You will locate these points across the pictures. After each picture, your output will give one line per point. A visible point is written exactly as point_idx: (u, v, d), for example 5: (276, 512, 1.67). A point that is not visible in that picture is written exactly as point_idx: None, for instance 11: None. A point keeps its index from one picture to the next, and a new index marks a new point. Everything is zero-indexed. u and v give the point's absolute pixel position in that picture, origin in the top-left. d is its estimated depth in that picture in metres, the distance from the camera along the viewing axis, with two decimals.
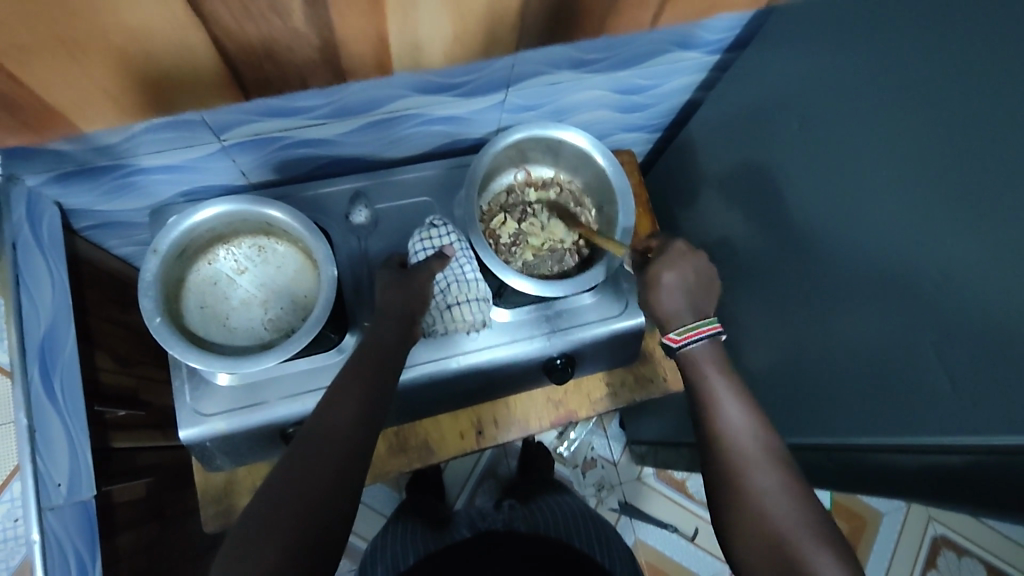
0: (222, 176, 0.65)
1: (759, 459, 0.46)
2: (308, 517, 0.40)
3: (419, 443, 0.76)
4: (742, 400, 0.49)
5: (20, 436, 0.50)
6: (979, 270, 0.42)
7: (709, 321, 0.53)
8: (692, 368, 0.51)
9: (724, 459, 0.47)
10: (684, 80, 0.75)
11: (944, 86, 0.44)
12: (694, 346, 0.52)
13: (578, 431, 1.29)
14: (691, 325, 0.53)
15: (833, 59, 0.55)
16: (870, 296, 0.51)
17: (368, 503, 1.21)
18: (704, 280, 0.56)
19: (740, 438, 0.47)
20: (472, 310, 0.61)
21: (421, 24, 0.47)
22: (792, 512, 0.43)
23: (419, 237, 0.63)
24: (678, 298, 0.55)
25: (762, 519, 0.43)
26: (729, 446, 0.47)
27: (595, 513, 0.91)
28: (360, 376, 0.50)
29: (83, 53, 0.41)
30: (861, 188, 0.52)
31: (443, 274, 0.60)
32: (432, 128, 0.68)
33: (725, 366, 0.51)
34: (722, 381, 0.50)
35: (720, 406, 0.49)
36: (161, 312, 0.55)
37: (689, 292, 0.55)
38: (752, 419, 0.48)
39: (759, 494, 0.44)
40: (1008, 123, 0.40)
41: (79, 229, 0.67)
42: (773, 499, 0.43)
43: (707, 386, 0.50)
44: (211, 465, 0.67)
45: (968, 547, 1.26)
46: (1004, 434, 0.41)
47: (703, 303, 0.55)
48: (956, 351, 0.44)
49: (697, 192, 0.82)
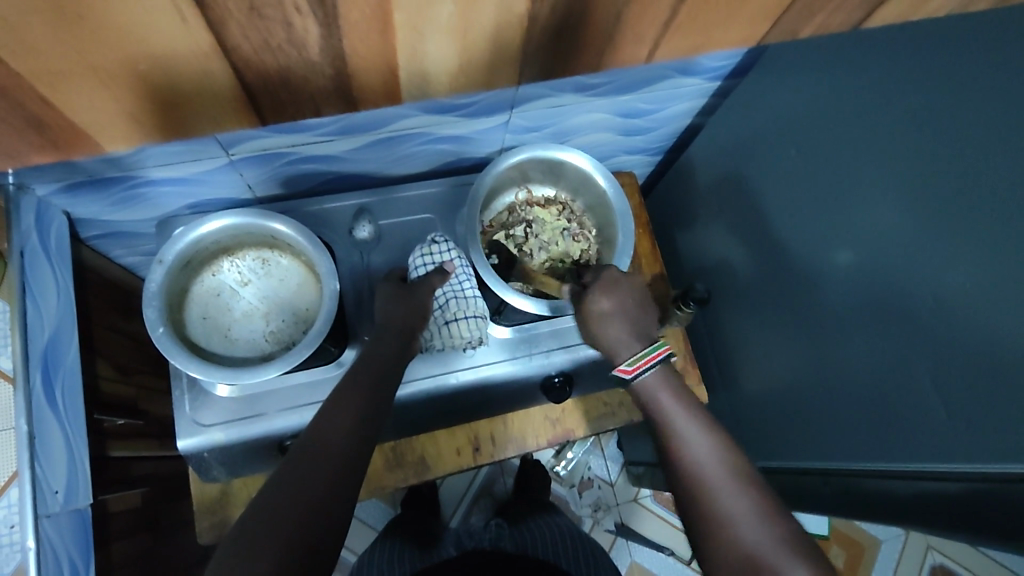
0: (230, 189, 0.66)
1: (715, 464, 0.45)
2: (303, 525, 0.40)
3: (415, 458, 0.75)
4: (698, 419, 0.48)
5: (19, 442, 0.51)
6: (978, 306, 0.42)
7: (657, 345, 0.54)
8: (648, 396, 0.52)
9: (689, 485, 0.45)
10: (685, 105, 0.76)
11: (937, 125, 0.46)
12: (646, 375, 0.52)
13: (574, 451, 1.28)
14: (641, 353, 0.54)
15: (834, 91, 0.56)
16: (867, 323, 0.52)
17: (360, 518, 1.20)
18: (639, 302, 0.59)
19: (702, 455, 0.45)
20: (469, 327, 0.61)
21: (430, 60, 0.47)
22: (761, 531, 0.40)
23: (419, 252, 0.64)
24: (617, 323, 0.57)
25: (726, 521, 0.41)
26: (689, 467, 0.45)
27: (586, 534, 0.90)
28: (358, 389, 0.50)
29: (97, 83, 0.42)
30: (857, 217, 0.53)
31: (443, 290, 0.62)
32: (436, 147, 0.69)
33: (672, 384, 0.52)
34: (670, 399, 0.50)
35: (677, 428, 0.48)
36: (164, 322, 0.55)
37: (628, 316, 0.57)
38: (711, 436, 0.47)
39: (721, 494, 0.43)
40: (1006, 162, 0.41)
41: (86, 237, 0.68)
42: (735, 499, 0.42)
43: (662, 412, 0.50)
44: (207, 476, 0.67)
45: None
46: (996, 464, 0.41)
47: (644, 326, 0.57)
48: (953, 382, 0.44)
49: (696, 215, 0.83)
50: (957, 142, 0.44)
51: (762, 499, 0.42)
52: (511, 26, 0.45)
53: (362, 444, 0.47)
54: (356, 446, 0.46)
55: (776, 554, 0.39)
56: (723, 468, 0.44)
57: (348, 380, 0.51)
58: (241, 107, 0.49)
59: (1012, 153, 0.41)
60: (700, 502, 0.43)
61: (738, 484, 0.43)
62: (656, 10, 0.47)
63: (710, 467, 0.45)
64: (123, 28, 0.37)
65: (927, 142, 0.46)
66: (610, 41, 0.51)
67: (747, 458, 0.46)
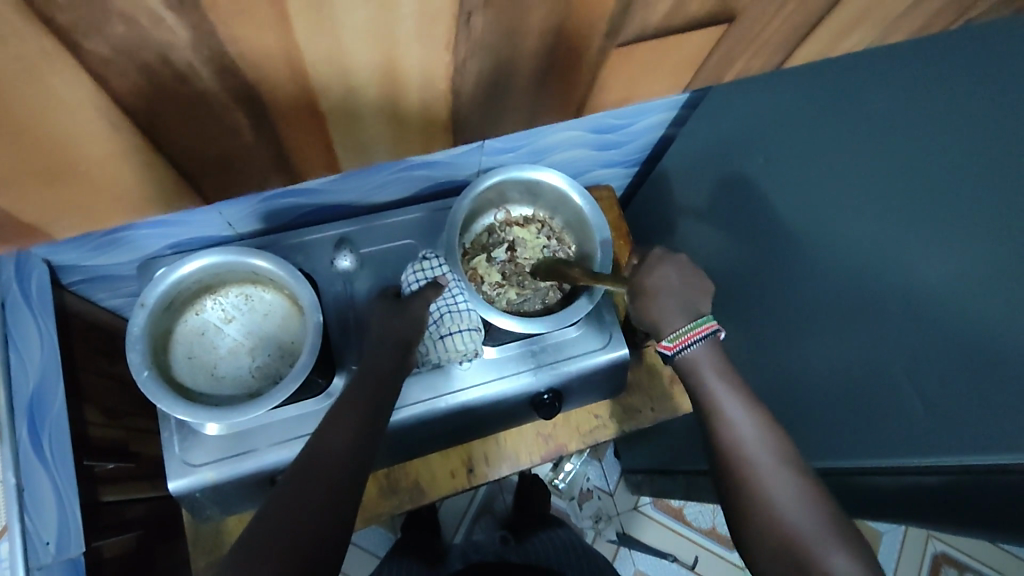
0: (210, 228, 0.67)
1: (760, 449, 0.46)
2: (307, 532, 0.41)
3: (410, 484, 0.75)
4: (743, 397, 0.50)
5: (8, 496, 0.51)
6: (946, 301, 0.43)
7: (703, 320, 0.53)
8: (690, 368, 0.52)
9: (729, 462, 0.47)
10: (656, 117, 0.78)
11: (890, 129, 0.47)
12: (691, 350, 0.52)
13: (573, 463, 1.26)
14: (684, 328, 0.53)
15: (795, 97, 0.57)
16: (844, 323, 0.53)
17: (359, 545, 1.19)
18: (689, 276, 0.57)
19: (744, 435, 0.47)
20: (465, 340, 0.63)
21: (361, 138, 0.44)
22: (803, 507, 0.42)
23: (412, 268, 0.65)
24: (668, 300, 0.55)
25: (769, 506, 0.43)
26: (732, 444, 0.47)
27: (588, 545, 0.90)
28: (358, 406, 0.51)
29: (39, 209, 0.40)
30: (827, 220, 0.54)
31: (437, 305, 0.62)
32: (413, 174, 0.70)
33: (721, 363, 0.52)
34: (718, 379, 0.51)
35: (721, 405, 0.49)
36: (149, 365, 0.55)
37: (677, 290, 0.55)
38: (755, 416, 0.48)
39: (764, 480, 0.44)
40: (959, 160, 0.42)
41: (68, 283, 0.68)
42: (779, 485, 0.44)
43: (706, 389, 0.51)
44: (201, 515, 0.66)
45: (968, 563, 1.26)
46: (977, 456, 0.42)
47: (693, 302, 0.55)
48: (929, 381, 0.45)
49: (674, 224, 0.84)
50: (911, 143, 0.45)
51: (805, 485, 0.43)
52: (431, 103, 0.42)
53: (359, 455, 0.48)
54: (354, 458, 0.47)
55: (816, 535, 0.40)
56: (769, 454, 0.46)
57: (340, 402, 0.52)
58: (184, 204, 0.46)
59: (964, 151, 0.42)
60: (745, 485, 0.45)
61: (783, 470, 0.45)
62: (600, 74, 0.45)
63: (754, 452, 0.46)
64: (51, 147, 0.35)
65: (885, 143, 0.47)
66: (544, 110, 0.48)
67: (788, 436, 0.47)
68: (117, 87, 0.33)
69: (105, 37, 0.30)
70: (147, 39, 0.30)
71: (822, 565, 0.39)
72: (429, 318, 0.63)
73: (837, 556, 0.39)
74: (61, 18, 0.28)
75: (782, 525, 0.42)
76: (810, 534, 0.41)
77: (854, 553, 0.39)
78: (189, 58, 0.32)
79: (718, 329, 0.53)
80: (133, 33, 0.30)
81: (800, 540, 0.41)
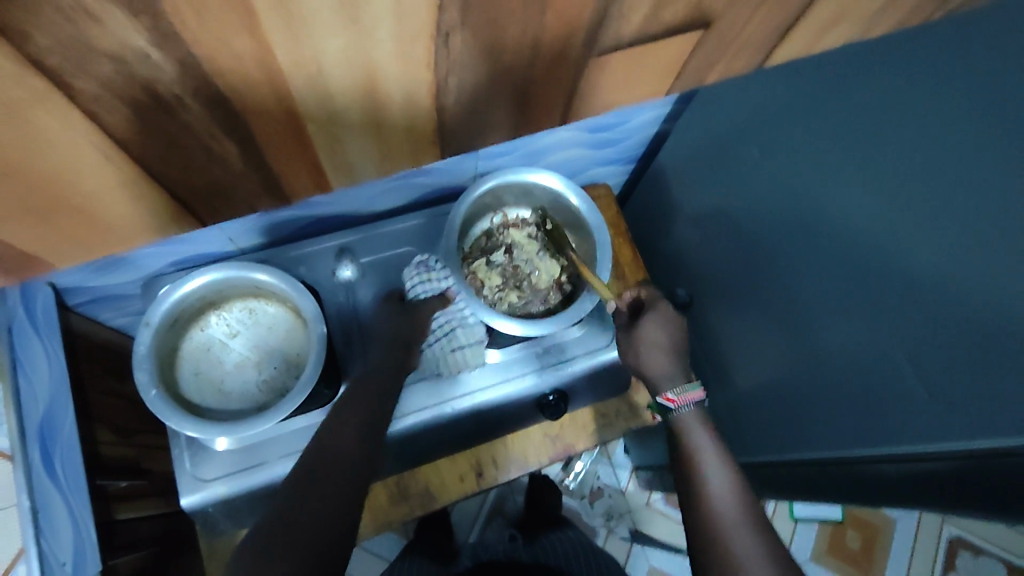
0: (211, 244, 0.67)
1: (733, 506, 0.47)
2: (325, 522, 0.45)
3: (420, 489, 0.75)
4: (724, 461, 0.51)
5: (23, 519, 0.52)
6: (948, 286, 0.43)
7: (697, 385, 0.57)
8: (677, 429, 0.55)
9: (700, 516, 0.47)
10: (651, 115, 0.78)
11: (884, 117, 0.47)
12: (687, 410, 0.55)
13: (584, 461, 1.28)
14: (683, 387, 0.56)
15: (786, 91, 0.57)
16: (848, 314, 0.53)
17: (372, 551, 1.20)
18: (683, 343, 0.61)
19: (720, 493, 0.48)
20: (472, 354, 0.65)
21: (351, 158, 0.45)
22: (762, 564, 0.42)
23: (416, 275, 0.66)
24: (662, 360, 0.59)
25: (729, 556, 0.43)
26: (709, 503, 0.48)
27: (596, 546, 0.91)
28: (361, 400, 0.55)
29: (42, 243, 0.40)
30: (827, 211, 0.54)
31: (445, 316, 0.64)
32: (410, 181, 0.70)
33: (711, 428, 0.54)
34: (708, 442, 0.52)
35: (701, 461, 0.51)
36: (157, 384, 0.56)
37: (671, 353, 0.59)
38: (733, 479, 0.49)
39: (729, 534, 0.45)
40: (955, 145, 0.42)
41: (73, 305, 0.69)
42: (742, 539, 0.44)
43: (691, 449, 0.52)
44: (215, 529, 0.67)
45: (984, 546, 1.26)
46: (983, 440, 0.42)
47: (684, 367, 0.59)
48: (935, 368, 0.45)
49: (673, 220, 0.84)
50: (905, 130, 0.45)
51: (771, 545, 0.44)
52: (420, 121, 0.42)
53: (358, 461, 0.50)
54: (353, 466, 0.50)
55: None
56: (741, 512, 0.46)
57: (344, 403, 0.55)
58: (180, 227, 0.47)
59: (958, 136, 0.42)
60: (712, 537, 0.45)
61: (750, 527, 0.45)
62: (588, 81, 0.45)
63: (726, 508, 0.47)
64: (47, 185, 0.35)
65: (880, 132, 0.47)
66: (533, 118, 0.48)
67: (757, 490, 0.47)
68: (110, 122, 0.33)
69: (96, 74, 0.30)
70: (139, 73, 0.31)
71: None
72: (438, 330, 0.64)
73: None
74: (49, 60, 0.28)
75: None
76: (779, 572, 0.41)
77: None
78: (178, 90, 0.33)
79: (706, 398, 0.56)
80: (124, 68, 0.30)
81: None
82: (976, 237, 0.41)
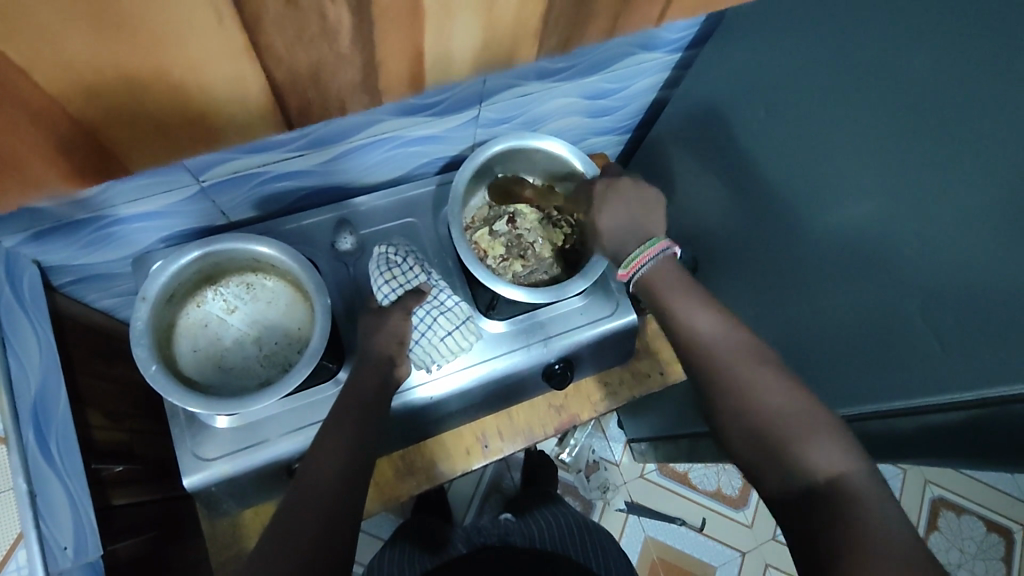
0: (203, 218, 0.65)
1: (723, 344, 0.48)
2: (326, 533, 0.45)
3: (425, 464, 0.75)
4: (697, 298, 0.51)
5: (21, 502, 0.48)
6: (951, 232, 0.44)
7: (652, 241, 0.54)
8: (646, 288, 0.53)
9: (700, 363, 0.49)
10: (648, 81, 0.77)
11: (882, 69, 0.47)
12: (642, 270, 0.53)
13: (578, 436, 1.29)
14: (634, 252, 0.54)
15: (784, 49, 0.57)
16: (854, 270, 0.53)
17: (371, 532, 1.20)
18: (641, 200, 0.58)
19: (708, 333, 0.49)
20: (464, 334, 0.62)
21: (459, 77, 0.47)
22: (773, 392, 0.45)
23: (381, 274, 0.61)
24: (625, 227, 0.56)
25: (739, 395, 0.46)
26: (701, 343, 0.49)
27: (590, 519, 0.93)
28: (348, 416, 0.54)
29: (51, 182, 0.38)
30: (828, 168, 0.54)
31: (423, 310, 0.61)
32: (408, 149, 0.69)
33: (678, 274, 0.53)
34: (677, 285, 0.52)
35: (675, 306, 0.51)
36: (156, 359, 0.54)
37: (630, 216, 0.57)
38: (714, 314, 0.50)
39: (733, 373, 0.47)
40: (952, 92, 0.42)
41: (59, 284, 0.66)
42: (746, 374, 0.46)
43: (664, 301, 0.52)
44: (217, 510, 0.65)
45: (966, 505, 1.30)
46: (993, 386, 0.42)
47: (642, 222, 0.56)
48: (942, 316, 0.45)
49: (670, 187, 0.84)
50: (904, 80, 0.46)
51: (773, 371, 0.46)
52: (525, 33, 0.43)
53: (352, 482, 0.49)
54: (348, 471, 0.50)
55: (787, 420, 0.43)
56: (732, 348, 0.48)
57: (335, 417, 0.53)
58: (172, 150, 0.44)
59: (956, 82, 0.42)
60: (716, 379, 0.47)
61: (747, 361, 0.47)
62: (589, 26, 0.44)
63: (718, 345, 0.48)
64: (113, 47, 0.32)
65: (880, 84, 0.48)
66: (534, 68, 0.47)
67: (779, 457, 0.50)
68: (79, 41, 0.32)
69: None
70: None
71: (802, 450, 0.42)
72: (417, 326, 0.61)
73: (827, 419, 0.43)
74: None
75: (765, 424, 0.44)
76: (792, 430, 0.43)
77: (832, 433, 0.42)
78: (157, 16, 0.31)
79: (672, 246, 0.54)
80: None
81: (774, 428, 0.44)
82: (975, 179, 0.42)
